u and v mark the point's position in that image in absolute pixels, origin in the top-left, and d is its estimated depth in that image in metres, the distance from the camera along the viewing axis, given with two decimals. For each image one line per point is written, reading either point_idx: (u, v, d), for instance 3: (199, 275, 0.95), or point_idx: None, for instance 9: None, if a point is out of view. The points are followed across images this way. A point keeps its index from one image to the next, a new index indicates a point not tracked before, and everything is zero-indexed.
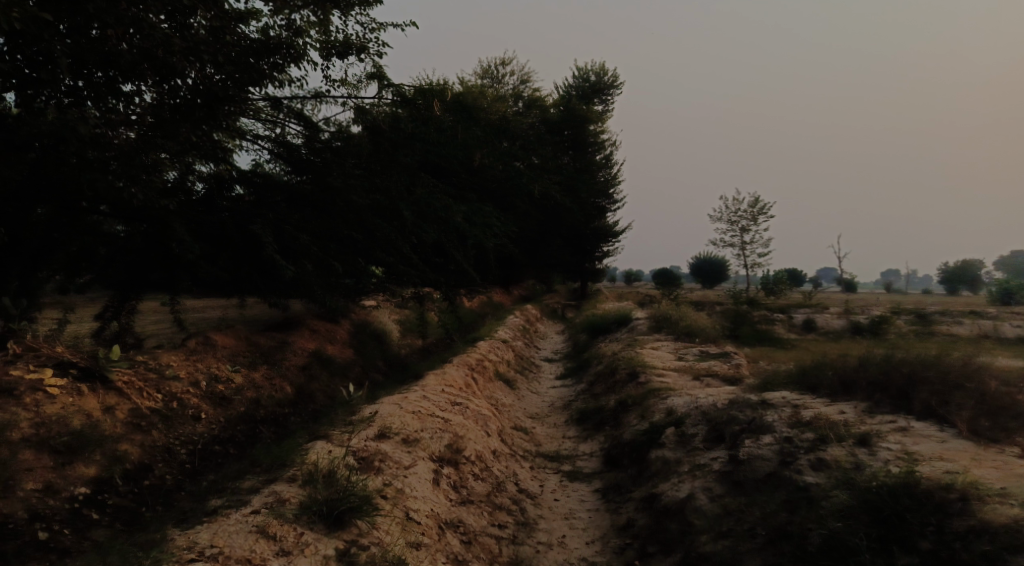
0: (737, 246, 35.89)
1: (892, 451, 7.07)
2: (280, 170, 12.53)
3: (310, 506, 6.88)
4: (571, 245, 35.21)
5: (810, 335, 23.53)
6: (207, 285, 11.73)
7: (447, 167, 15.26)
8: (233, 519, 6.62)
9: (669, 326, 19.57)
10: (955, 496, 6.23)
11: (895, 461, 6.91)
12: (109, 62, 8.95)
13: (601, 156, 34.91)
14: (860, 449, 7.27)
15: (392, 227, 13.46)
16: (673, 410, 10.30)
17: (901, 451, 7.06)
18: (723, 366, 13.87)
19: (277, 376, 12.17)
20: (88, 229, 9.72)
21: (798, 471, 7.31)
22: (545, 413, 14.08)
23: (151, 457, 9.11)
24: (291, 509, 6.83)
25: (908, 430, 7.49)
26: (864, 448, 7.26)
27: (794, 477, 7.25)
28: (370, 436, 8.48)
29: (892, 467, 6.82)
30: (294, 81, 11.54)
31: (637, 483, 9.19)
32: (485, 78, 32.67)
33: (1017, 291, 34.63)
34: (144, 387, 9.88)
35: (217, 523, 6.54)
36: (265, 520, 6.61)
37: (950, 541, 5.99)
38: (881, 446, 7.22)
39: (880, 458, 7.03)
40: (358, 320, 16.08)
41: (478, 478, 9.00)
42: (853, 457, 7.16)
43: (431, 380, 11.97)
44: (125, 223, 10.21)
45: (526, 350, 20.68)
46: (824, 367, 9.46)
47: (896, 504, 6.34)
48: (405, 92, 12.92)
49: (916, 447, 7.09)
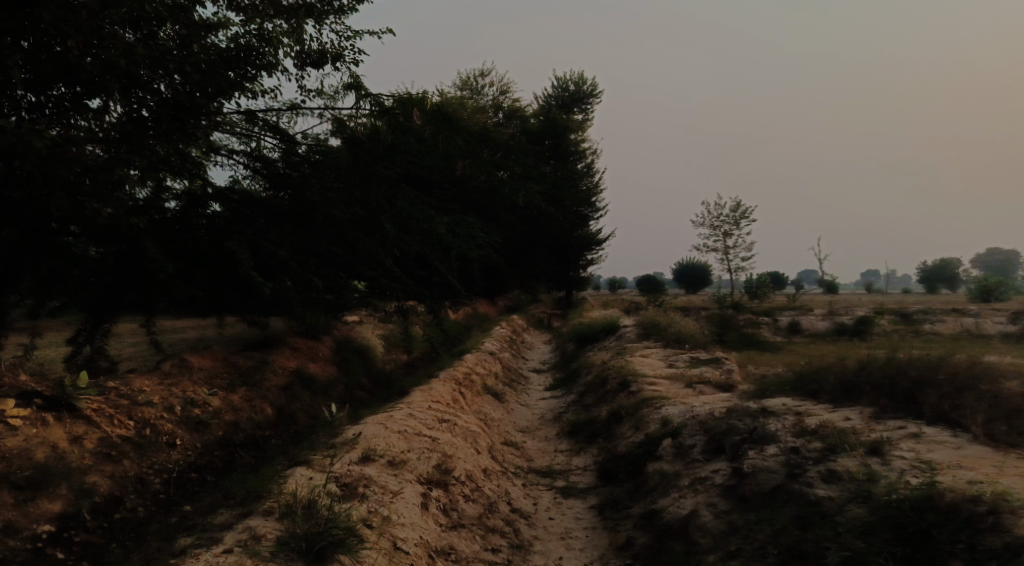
0: (720, 251, 35.73)
1: (907, 461, 6.74)
2: (258, 187, 12.11)
3: (287, 542, 6.42)
4: (555, 254, 34.91)
5: (797, 338, 23.33)
6: (184, 306, 11.28)
7: (428, 178, 14.89)
8: (202, 560, 6.15)
9: (656, 332, 19.25)
10: (984, 509, 5.88)
11: (912, 472, 6.57)
12: (69, 75, 8.49)
13: (583, 165, 34.71)
14: (872, 458, 6.93)
15: (373, 240, 13.06)
16: (668, 420, 9.94)
17: (916, 460, 6.73)
18: (715, 372, 13.55)
19: (257, 397, 11.71)
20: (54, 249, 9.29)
21: (807, 484, 6.96)
22: (536, 426, 13.70)
23: (122, 489, 8.62)
24: (268, 546, 6.35)
25: (920, 437, 7.16)
26: (876, 457, 6.92)
27: (805, 491, 6.91)
28: (354, 460, 8.06)
29: (910, 478, 6.48)
30: (267, 92, 11.12)
31: (635, 499, 8.82)
32: (464, 89, 32.37)
33: (997, 288, 34.68)
34: (115, 414, 9.40)
35: (186, 564, 6.09)
36: (238, 560, 6.14)
37: (984, 560, 5.64)
38: (894, 455, 6.88)
39: (895, 468, 6.68)
40: (340, 337, 15.64)
41: (469, 499, 8.59)
42: (866, 467, 6.82)
43: (417, 396, 11.53)
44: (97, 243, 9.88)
45: (513, 362, 20.29)
46: (823, 371, 9.14)
47: (921, 520, 6.00)
48: (384, 102, 12.32)
49: (931, 455, 6.77)
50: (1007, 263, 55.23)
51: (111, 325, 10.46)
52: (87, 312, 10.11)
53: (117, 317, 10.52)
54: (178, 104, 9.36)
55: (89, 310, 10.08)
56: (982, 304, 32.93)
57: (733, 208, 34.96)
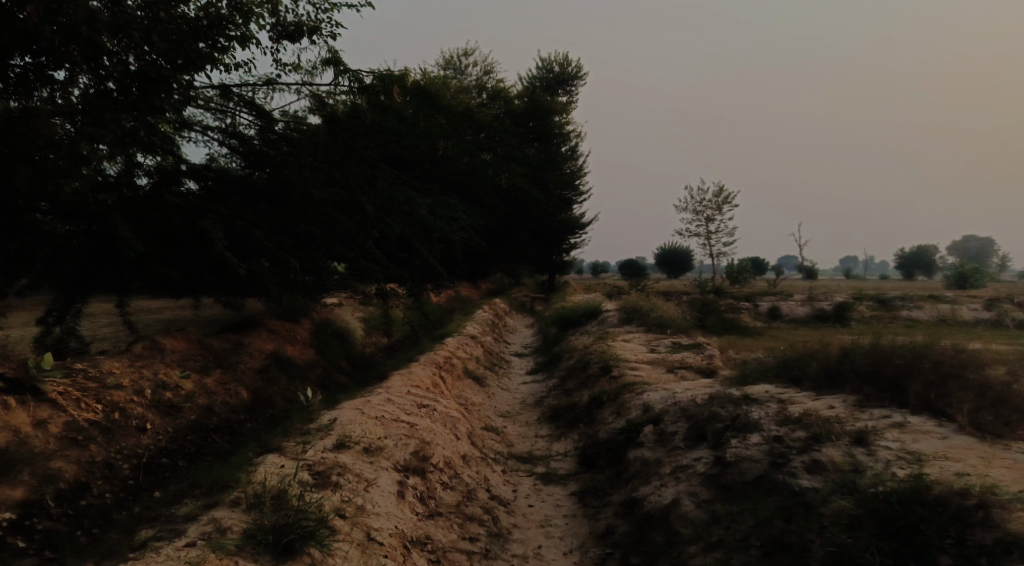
0: (702, 236, 35.67)
1: (892, 451, 6.65)
2: (236, 165, 11.77)
3: (253, 534, 6.21)
4: (538, 238, 34.70)
5: (777, 323, 23.33)
6: (159, 286, 10.98)
7: (409, 158, 14.61)
8: (163, 554, 5.93)
9: (639, 317, 19.12)
10: (972, 503, 5.79)
11: (898, 463, 6.47)
12: (29, 42, 8.15)
13: (566, 148, 34.47)
14: (857, 448, 6.82)
15: (352, 221, 12.79)
16: (649, 406, 9.82)
17: (901, 450, 6.64)
18: (696, 357, 13.45)
19: (232, 381, 11.45)
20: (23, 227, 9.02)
21: (791, 474, 6.85)
22: (516, 411, 13.55)
23: (89, 474, 8.37)
24: (233, 539, 6.15)
25: (905, 426, 7.07)
26: (861, 447, 6.81)
27: (788, 481, 6.80)
28: (328, 447, 7.85)
29: (896, 469, 6.38)
30: (242, 65, 10.79)
31: (615, 486, 8.70)
32: (448, 68, 31.91)
33: (973, 275, 34.89)
34: (82, 397, 9.13)
35: (147, 558, 5.88)
36: (201, 554, 5.93)
37: (974, 556, 5.58)
38: (880, 445, 6.78)
39: (880, 459, 6.58)
40: (319, 319, 15.37)
41: (447, 487, 8.42)
42: (851, 458, 6.72)
43: (396, 381, 11.32)
44: (66, 222, 9.54)
45: (494, 346, 20.13)
46: (807, 358, 9.04)
47: (909, 513, 5.91)
48: (364, 79, 11.86)
49: (916, 445, 6.68)
50: (984, 250, 55.69)
51: (83, 305, 10.17)
52: (58, 293, 9.83)
53: (89, 297, 10.24)
54: (143, 76, 8.99)
55: (61, 290, 9.79)
56: (958, 291, 33.12)
57: (716, 193, 34.86)
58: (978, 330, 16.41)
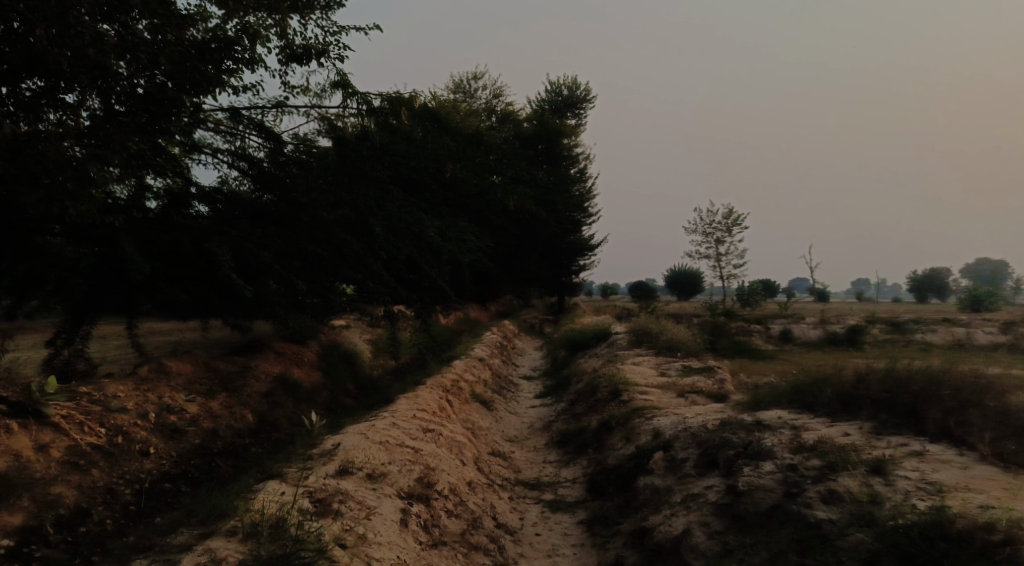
0: (712, 258, 35.48)
1: (911, 481, 6.44)
2: (246, 188, 11.72)
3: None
4: (547, 260, 34.60)
5: (789, 346, 23.06)
6: (168, 309, 10.91)
7: (418, 181, 14.57)
8: None
9: (649, 340, 18.92)
10: (998, 538, 5.57)
11: (917, 494, 6.26)
12: (36, 64, 8.14)
13: (576, 170, 34.49)
14: (874, 478, 6.62)
15: (360, 244, 12.72)
16: (659, 432, 9.63)
17: (920, 480, 6.43)
18: (707, 381, 13.24)
19: (238, 404, 11.33)
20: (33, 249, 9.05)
21: (806, 504, 6.64)
22: (524, 436, 13.36)
23: (91, 500, 8.24)
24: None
25: (925, 455, 6.86)
26: (879, 477, 6.61)
27: (803, 512, 6.59)
28: (330, 473, 7.71)
29: (916, 501, 6.17)
30: (251, 88, 10.80)
31: (625, 514, 8.50)
32: (457, 92, 32.06)
33: (987, 298, 34.48)
34: (86, 421, 9.03)
35: None
36: None
37: None
38: (898, 475, 6.57)
39: (899, 490, 6.38)
40: (327, 341, 15.27)
41: (452, 515, 8.24)
42: (868, 488, 6.51)
43: (402, 405, 11.17)
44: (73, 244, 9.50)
45: (503, 369, 19.95)
46: (821, 383, 8.85)
47: (931, 548, 5.70)
48: (373, 102, 11.72)
49: (936, 476, 6.47)
50: (997, 273, 55.14)
51: (91, 328, 10.12)
52: (67, 315, 9.79)
53: (98, 320, 10.17)
54: (149, 98, 8.97)
55: (68, 312, 9.73)
56: (972, 314, 32.72)
57: (726, 215, 34.71)
58: (995, 354, 16.13)
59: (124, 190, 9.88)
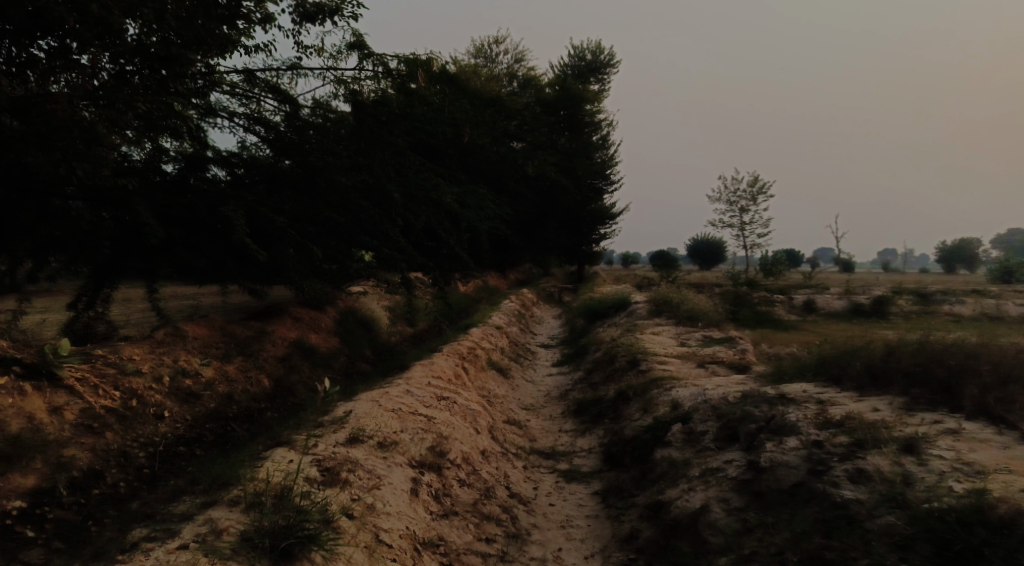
0: (735, 227, 34.87)
1: (945, 461, 6.16)
2: (265, 154, 11.45)
3: (250, 538, 5.91)
4: (567, 227, 34.22)
5: (811, 317, 22.63)
6: (186, 273, 10.76)
7: (437, 147, 14.26)
8: (153, 557, 5.65)
9: (669, 310, 18.61)
10: None
11: (953, 476, 5.98)
12: (41, 22, 7.89)
13: (598, 137, 33.95)
14: (906, 457, 6.34)
15: (377, 208, 12.47)
16: (678, 403, 9.39)
17: (956, 460, 6.14)
18: (728, 352, 12.96)
19: (253, 368, 11.24)
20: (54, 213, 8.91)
21: (832, 483, 6.39)
22: (541, 404, 13.20)
23: (104, 463, 8.17)
24: (228, 542, 5.84)
25: (960, 433, 6.55)
26: (911, 457, 6.32)
27: (829, 491, 6.34)
28: (340, 441, 7.57)
29: (953, 483, 5.91)
30: (264, 47, 10.51)
31: (641, 487, 8.31)
32: (478, 57, 31.53)
33: (1018, 270, 33.61)
34: (100, 384, 8.94)
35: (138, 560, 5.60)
36: (193, 558, 5.64)
37: None
38: (932, 454, 6.29)
39: (933, 470, 6.10)
40: (343, 307, 15.14)
41: (464, 485, 8.09)
42: (900, 467, 6.24)
43: (417, 372, 11.01)
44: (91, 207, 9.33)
45: (521, 337, 19.79)
46: (848, 356, 8.56)
47: (971, 536, 5.47)
48: (389, 63, 11.38)
49: (972, 455, 6.18)
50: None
51: (111, 291, 10.04)
52: (89, 277, 9.67)
53: (119, 282, 10.06)
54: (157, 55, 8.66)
55: (90, 274, 9.66)
56: (1001, 287, 31.94)
57: (750, 183, 34.04)
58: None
59: (139, 152, 9.78)
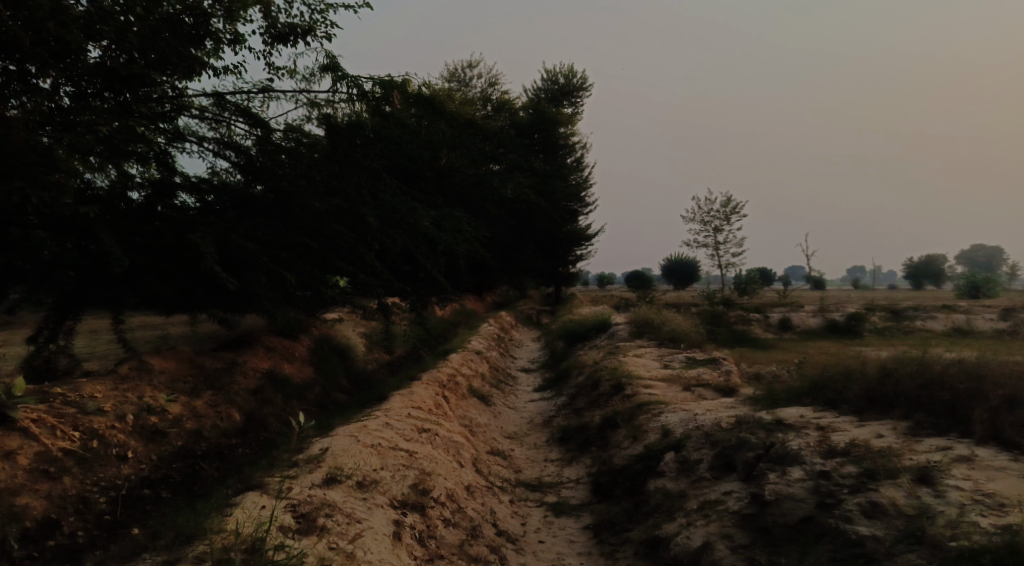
0: (710, 246, 34.85)
1: (964, 492, 5.87)
2: (236, 179, 11.02)
3: None
4: (544, 249, 33.98)
5: (789, 335, 22.49)
6: (154, 303, 10.27)
7: (412, 170, 13.92)
8: None
9: (650, 331, 18.33)
10: None
11: (976, 508, 5.68)
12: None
13: (572, 159, 33.87)
14: (920, 488, 6.06)
15: (353, 233, 12.08)
16: (669, 429, 9.05)
17: (974, 491, 5.85)
18: (713, 373, 12.67)
19: (224, 403, 10.72)
20: (12, 245, 8.47)
21: (845, 519, 6.09)
22: (524, 432, 12.80)
23: (61, 511, 7.63)
24: None
25: (974, 460, 6.26)
26: (927, 488, 6.03)
27: (841, 527, 6.05)
28: (317, 483, 7.12)
29: (977, 517, 5.60)
30: (233, 69, 10.13)
31: (634, 520, 7.94)
32: (452, 81, 31.31)
33: (984, 284, 33.94)
34: (58, 424, 8.41)
35: None
36: None
37: None
38: (949, 485, 6.00)
39: (952, 502, 5.80)
40: (318, 335, 14.66)
41: (450, 524, 7.67)
42: (915, 500, 5.95)
43: (396, 403, 10.56)
44: None
45: (501, 361, 19.40)
46: (844, 379, 8.29)
47: None
48: (363, 85, 11.04)
49: (991, 485, 5.89)
50: (993, 260, 54.72)
51: (74, 323, 9.53)
52: (50, 310, 9.18)
53: (82, 314, 9.56)
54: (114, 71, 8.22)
55: (51, 307, 9.16)
56: (969, 301, 32.21)
57: (724, 203, 34.06)
58: (1003, 343, 15.57)
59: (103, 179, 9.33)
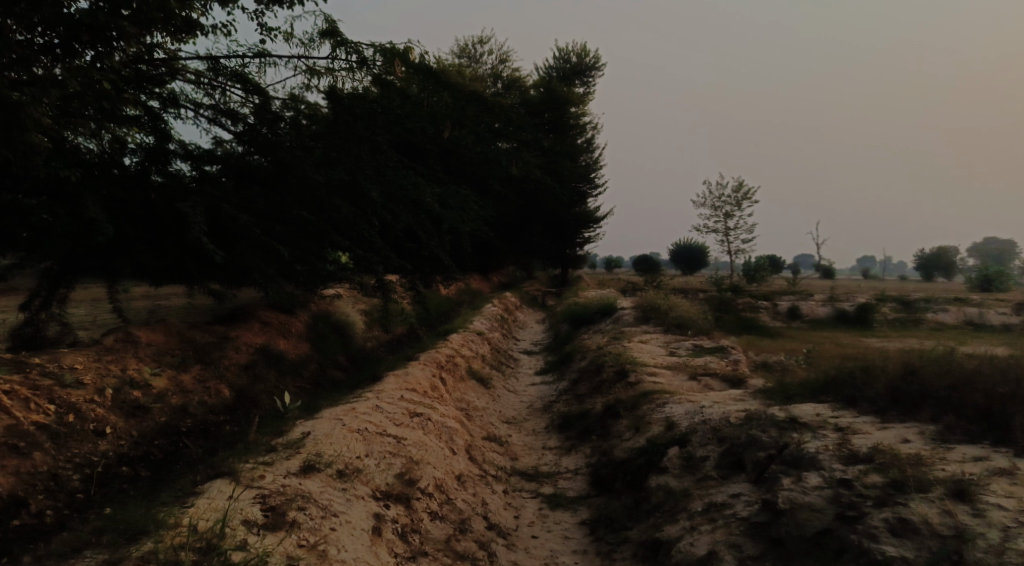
0: (721, 232, 34.19)
1: (1005, 512, 5.39)
2: (235, 149, 10.45)
3: None
4: (551, 230, 33.36)
5: (797, 324, 21.89)
6: (148, 274, 9.80)
7: (417, 144, 13.37)
8: None
9: (656, 316, 17.75)
10: None
11: (1021, 533, 5.19)
12: None
13: (582, 140, 33.23)
14: (956, 505, 5.57)
15: (353, 207, 11.54)
16: (675, 421, 8.56)
17: (1019, 512, 5.36)
18: (721, 362, 12.14)
19: (212, 378, 10.27)
20: None
21: (869, 535, 5.62)
22: (523, 417, 12.32)
23: (29, 488, 7.18)
24: None
25: (1014, 474, 5.76)
26: (964, 505, 5.55)
27: (865, 543, 5.58)
28: (293, 471, 6.68)
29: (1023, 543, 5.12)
30: (228, 30, 9.57)
31: (634, 518, 7.47)
32: (462, 57, 30.61)
33: (996, 278, 33.08)
34: (32, 397, 7.94)
35: None
36: None
37: None
38: (987, 502, 5.51)
39: (994, 524, 5.32)
40: (316, 311, 14.17)
41: (437, 518, 7.21)
42: (951, 519, 5.47)
43: (389, 384, 10.07)
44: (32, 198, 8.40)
45: (503, 342, 18.87)
46: (864, 377, 7.77)
47: None
48: (364, 53, 10.42)
49: None
50: (1004, 253, 53.73)
51: (68, 291, 9.15)
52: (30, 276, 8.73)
53: (76, 281, 9.17)
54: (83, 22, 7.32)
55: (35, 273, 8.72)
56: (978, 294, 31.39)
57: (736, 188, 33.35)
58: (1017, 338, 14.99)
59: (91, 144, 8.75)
